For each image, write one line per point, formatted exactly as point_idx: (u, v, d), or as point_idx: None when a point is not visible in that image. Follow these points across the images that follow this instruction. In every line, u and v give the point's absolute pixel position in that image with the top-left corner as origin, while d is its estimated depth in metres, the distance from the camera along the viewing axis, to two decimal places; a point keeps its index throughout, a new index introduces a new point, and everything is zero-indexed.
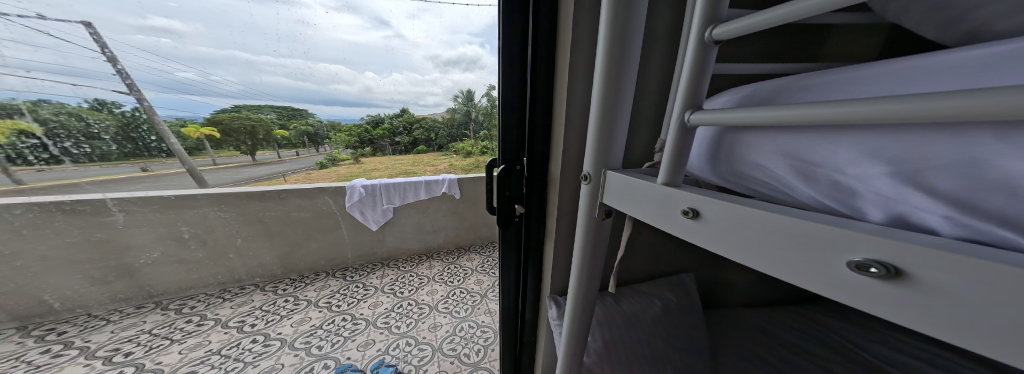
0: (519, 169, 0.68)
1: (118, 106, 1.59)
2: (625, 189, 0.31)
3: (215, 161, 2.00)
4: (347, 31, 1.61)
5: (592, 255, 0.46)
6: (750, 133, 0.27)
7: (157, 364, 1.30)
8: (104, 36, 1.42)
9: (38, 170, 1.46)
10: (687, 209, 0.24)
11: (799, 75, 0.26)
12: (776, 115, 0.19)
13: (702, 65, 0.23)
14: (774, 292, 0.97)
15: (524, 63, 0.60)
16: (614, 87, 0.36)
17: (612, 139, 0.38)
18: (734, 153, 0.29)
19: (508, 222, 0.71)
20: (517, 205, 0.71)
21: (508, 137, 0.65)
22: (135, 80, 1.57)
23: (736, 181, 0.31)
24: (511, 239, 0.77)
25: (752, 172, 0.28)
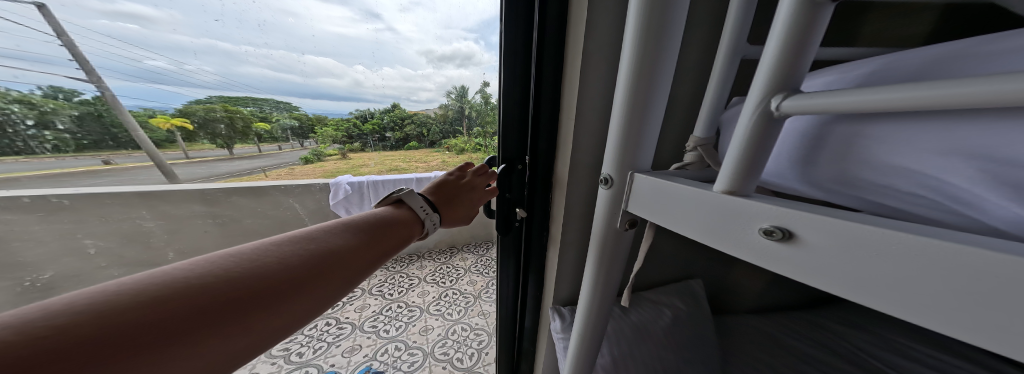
0: (521, 168, 0.61)
1: (77, 95, 1.21)
2: (671, 198, 0.26)
3: (188, 154, 1.65)
4: (335, 23, 1.06)
5: (608, 266, 0.41)
6: (875, 125, 0.20)
7: None
8: (58, 16, 1.04)
9: None
10: (768, 227, 0.18)
11: (953, 47, 0.19)
12: (956, 95, 0.12)
13: (813, 31, 0.15)
14: (782, 295, 0.95)
15: (528, 51, 0.53)
16: (649, 72, 0.29)
17: (642, 137, 0.31)
18: (844, 154, 0.22)
19: (509, 226, 0.65)
20: (517, 208, 0.64)
21: (508, 135, 0.59)
22: (96, 67, 1.23)
23: (842, 189, 0.24)
24: (511, 245, 0.70)
25: (880, 179, 0.21)
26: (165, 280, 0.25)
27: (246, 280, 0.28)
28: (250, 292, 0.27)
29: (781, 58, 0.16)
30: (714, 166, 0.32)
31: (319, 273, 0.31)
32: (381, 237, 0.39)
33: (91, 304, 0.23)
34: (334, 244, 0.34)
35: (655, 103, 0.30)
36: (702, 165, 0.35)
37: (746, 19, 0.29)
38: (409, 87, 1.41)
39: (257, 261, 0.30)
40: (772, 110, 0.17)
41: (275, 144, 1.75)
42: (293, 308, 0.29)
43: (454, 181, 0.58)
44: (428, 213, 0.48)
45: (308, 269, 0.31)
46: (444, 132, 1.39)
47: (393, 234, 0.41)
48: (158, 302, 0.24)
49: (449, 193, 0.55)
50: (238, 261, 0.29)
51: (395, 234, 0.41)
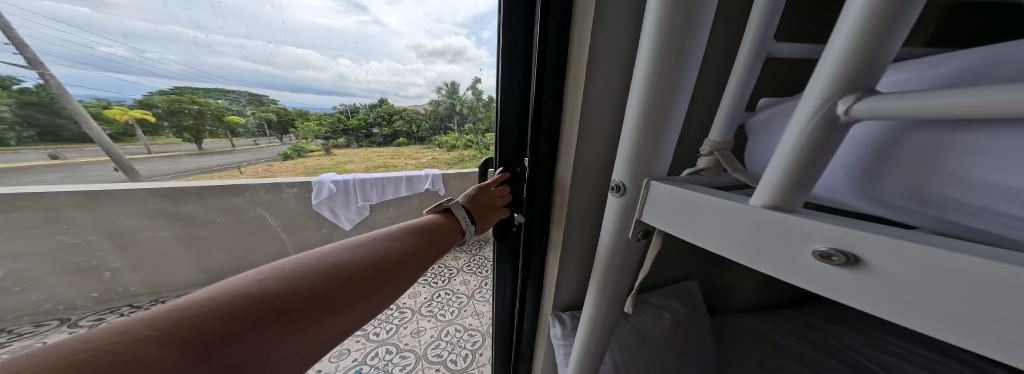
0: (519, 171, 0.61)
1: (15, 82, 1.06)
2: (700, 210, 0.25)
3: (150, 149, 1.50)
4: (317, 14, 1.01)
5: (616, 277, 0.39)
6: (953, 134, 0.18)
7: None
8: None
9: None
10: (825, 250, 0.16)
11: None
12: None
13: (904, 13, 0.12)
14: (772, 294, 0.96)
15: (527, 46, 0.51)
16: (673, 69, 0.25)
17: (660, 140, 0.29)
18: (915, 167, 0.19)
19: (505, 229, 0.65)
20: (517, 213, 0.63)
21: (507, 135, 0.57)
22: (36, 52, 1.07)
23: (910, 210, 0.21)
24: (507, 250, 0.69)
25: (959, 200, 0.18)
26: (315, 264, 0.34)
27: (366, 260, 0.36)
28: (364, 271, 0.35)
29: (854, 51, 0.13)
30: (730, 172, 0.29)
31: (406, 262, 0.39)
32: (442, 234, 0.48)
33: (275, 281, 0.30)
34: (410, 239, 0.43)
35: (676, 102, 0.27)
36: (717, 170, 0.32)
37: (776, 11, 0.26)
38: (397, 82, 1.34)
39: (361, 251, 0.37)
40: (838, 114, 0.14)
41: (252, 139, 1.62)
42: (395, 285, 0.37)
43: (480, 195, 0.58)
44: (468, 224, 0.53)
45: (399, 255, 0.39)
46: (433, 128, 1.31)
47: (447, 232, 0.49)
48: (318, 275, 0.32)
49: (478, 208, 0.56)
50: (353, 250, 0.37)
51: (450, 231, 0.50)
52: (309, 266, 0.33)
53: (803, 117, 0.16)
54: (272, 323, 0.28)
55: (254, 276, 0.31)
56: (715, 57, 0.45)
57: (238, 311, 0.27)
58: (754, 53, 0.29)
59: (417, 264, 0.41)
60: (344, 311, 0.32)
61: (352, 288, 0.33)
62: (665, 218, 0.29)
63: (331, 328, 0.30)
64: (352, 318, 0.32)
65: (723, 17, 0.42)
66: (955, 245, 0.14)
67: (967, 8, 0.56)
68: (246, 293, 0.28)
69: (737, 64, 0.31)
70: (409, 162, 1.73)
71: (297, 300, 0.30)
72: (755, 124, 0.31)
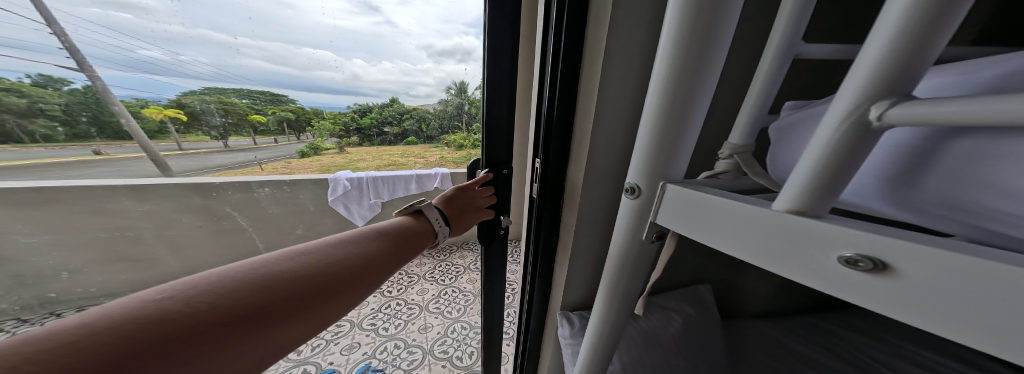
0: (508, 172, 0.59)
1: (66, 83, 1.24)
2: (717, 212, 0.25)
3: (181, 146, 1.59)
4: (330, 15, 1.02)
5: (628, 278, 0.39)
6: (995, 140, 0.17)
7: None
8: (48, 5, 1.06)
9: None
10: (851, 256, 0.16)
11: None
12: None
13: (947, 20, 0.12)
14: (789, 301, 0.93)
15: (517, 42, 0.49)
16: (694, 73, 0.25)
17: (678, 143, 0.29)
18: (952, 174, 0.19)
19: (492, 233, 0.63)
20: (503, 216, 0.63)
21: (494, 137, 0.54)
22: (87, 57, 1.22)
23: (943, 215, 0.20)
24: (495, 252, 0.67)
25: (1001, 211, 0.17)
26: (247, 277, 0.29)
27: (316, 273, 0.32)
28: (309, 288, 0.31)
29: (892, 55, 0.13)
30: (750, 176, 0.29)
31: (363, 275, 0.36)
32: (412, 240, 0.45)
33: (188, 300, 0.26)
34: (371, 245, 0.39)
35: (695, 106, 0.27)
36: (737, 173, 0.31)
37: (805, 11, 0.26)
38: (407, 82, 1.41)
39: (303, 263, 0.33)
40: (870, 120, 0.14)
41: (271, 138, 1.76)
42: (349, 301, 0.34)
43: (458, 195, 0.58)
44: (441, 226, 0.51)
45: (352, 264, 0.35)
46: (442, 127, 1.41)
47: (418, 238, 0.46)
48: (248, 292, 0.28)
49: (455, 208, 0.55)
50: (300, 259, 0.33)
51: (417, 238, 0.46)
52: (240, 281, 0.29)
53: (833, 124, 0.16)
54: (173, 355, 0.23)
55: (156, 294, 0.26)
56: (735, 60, 0.44)
57: (130, 341, 0.23)
58: (780, 55, 0.29)
59: (376, 277, 0.37)
60: (275, 336, 0.28)
61: (291, 307, 0.30)
62: (680, 222, 0.29)
63: (259, 356, 0.27)
64: (286, 342, 0.29)
65: (747, 15, 0.41)
66: (993, 253, 0.14)
67: (1012, 2, 0.53)
68: (143, 316, 0.24)
69: (760, 67, 0.30)
70: (419, 160, 1.76)
71: (214, 324, 0.26)
72: (776, 129, 0.31)
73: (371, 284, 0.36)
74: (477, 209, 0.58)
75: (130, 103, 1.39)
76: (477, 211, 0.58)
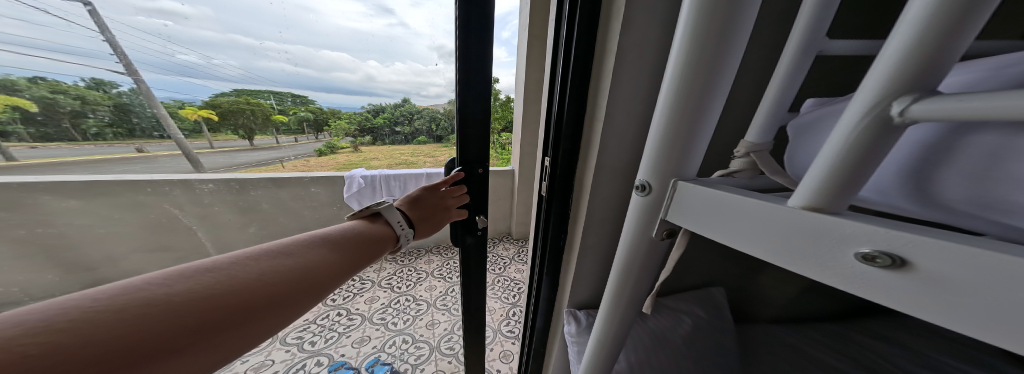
0: (483, 172, 0.56)
1: (115, 87, 1.41)
2: (731, 208, 0.25)
3: (212, 144, 1.75)
4: (347, 18, 1.06)
5: (638, 276, 0.40)
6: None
7: None
8: (103, 14, 1.21)
9: (29, 147, 1.45)
10: (868, 252, 0.16)
11: None
12: None
13: (970, 14, 0.12)
14: (806, 307, 0.90)
15: (486, 33, 0.47)
16: (711, 70, 0.25)
17: (693, 140, 0.29)
18: (984, 171, 0.18)
19: (469, 235, 0.60)
20: (479, 215, 0.60)
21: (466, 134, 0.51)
22: (133, 61, 1.39)
23: (974, 214, 0.19)
24: (474, 254, 0.63)
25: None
26: (145, 299, 0.27)
27: (231, 292, 0.30)
28: (221, 309, 0.29)
29: (915, 48, 0.13)
30: (768, 174, 0.29)
31: (293, 291, 0.34)
32: (362, 249, 0.42)
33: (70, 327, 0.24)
34: (307, 257, 0.36)
35: (710, 104, 0.27)
36: (753, 172, 0.31)
37: (831, 6, 0.25)
38: (419, 83, 1.42)
39: (210, 279, 0.30)
40: (891, 115, 0.14)
41: (292, 136, 1.84)
42: (273, 320, 0.32)
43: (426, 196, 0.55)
44: (403, 229, 0.49)
45: (280, 280, 0.33)
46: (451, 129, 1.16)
47: (369, 246, 0.43)
48: (142, 318, 0.26)
49: (423, 210, 0.54)
50: (213, 276, 0.31)
51: (365, 248, 0.43)
52: (137, 303, 0.27)
53: (853, 119, 0.16)
54: None
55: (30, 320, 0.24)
56: (752, 58, 0.43)
57: None
58: (800, 52, 0.28)
59: (310, 292, 0.35)
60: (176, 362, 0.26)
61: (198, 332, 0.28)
62: (694, 219, 0.29)
63: None
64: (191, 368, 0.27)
65: (764, 13, 0.40)
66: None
67: None
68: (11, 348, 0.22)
69: (779, 64, 0.30)
70: (429, 160, 1.79)
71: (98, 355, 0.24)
72: (794, 126, 0.30)
73: (304, 299, 0.35)
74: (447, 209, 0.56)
75: (169, 103, 1.55)
76: (442, 212, 0.55)
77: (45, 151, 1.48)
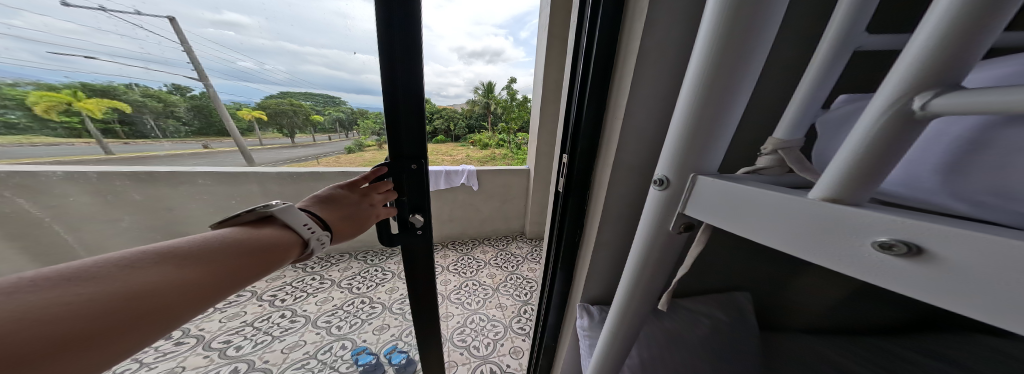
0: (417, 168, 0.51)
1: (189, 91, 1.77)
2: (752, 201, 0.26)
3: (262, 141, 2.17)
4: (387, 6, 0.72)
5: (653, 272, 0.41)
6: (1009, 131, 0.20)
7: (201, 330, 1.58)
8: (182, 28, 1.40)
9: (125, 143, 1.84)
10: (885, 240, 0.16)
11: None
12: None
13: (1001, 8, 0.12)
14: (841, 318, 0.85)
15: (413, 6, 0.40)
16: (737, 69, 0.26)
17: (715, 137, 0.29)
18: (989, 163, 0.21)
19: (410, 235, 0.56)
20: (416, 214, 0.54)
21: (402, 129, 0.47)
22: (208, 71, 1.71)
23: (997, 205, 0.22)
24: (419, 252, 0.59)
25: None
26: None
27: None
28: None
29: (937, 44, 0.14)
30: (796, 172, 0.28)
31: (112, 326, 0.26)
32: (239, 263, 0.34)
33: None
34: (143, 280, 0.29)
35: (732, 102, 0.28)
36: (781, 169, 0.31)
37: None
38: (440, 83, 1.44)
39: None
40: (914, 110, 0.15)
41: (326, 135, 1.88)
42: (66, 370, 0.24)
43: (348, 195, 0.51)
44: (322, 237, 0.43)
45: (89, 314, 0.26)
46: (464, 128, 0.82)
47: (253, 258, 0.36)
48: None
49: (345, 209, 0.49)
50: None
51: (236, 264, 0.34)
52: None
53: (877, 114, 0.16)
54: None
55: None
56: (780, 58, 0.43)
57: None
58: (838, 46, 0.27)
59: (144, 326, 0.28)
60: None
61: None
62: (716, 212, 0.30)
63: None
64: None
65: (793, 12, 0.40)
66: None
67: None
68: None
69: (813, 58, 0.29)
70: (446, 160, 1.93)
71: None
72: (824, 120, 0.30)
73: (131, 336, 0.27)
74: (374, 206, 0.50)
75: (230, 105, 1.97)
76: (365, 212, 0.49)
77: (134, 147, 1.86)
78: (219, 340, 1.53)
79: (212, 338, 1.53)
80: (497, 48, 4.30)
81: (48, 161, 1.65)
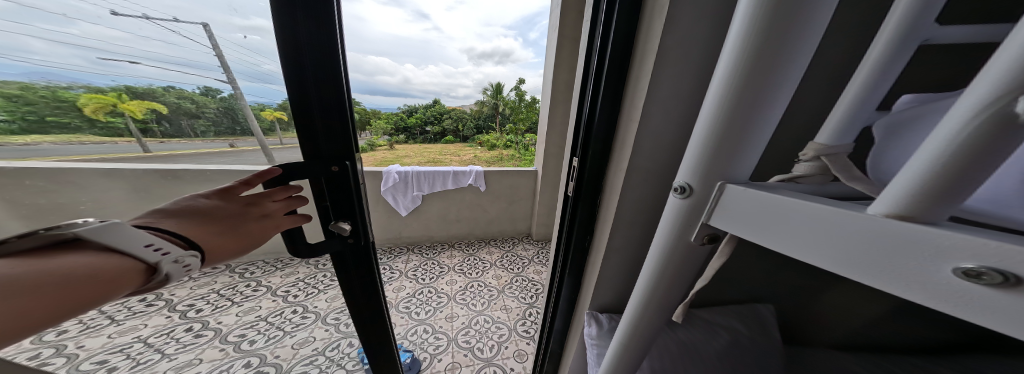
0: (344, 169, 0.47)
1: None
2: (801, 217, 0.23)
3: None
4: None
5: (671, 284, 0.39)
6: None
7: (217, 323, 1.63)
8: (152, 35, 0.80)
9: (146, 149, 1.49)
10: (971, 267, 0.14)
11: None
12: None
13: None
14: (877, 336, 0.78)
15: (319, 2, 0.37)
16: (777, 66, 0.23)
17: (748, 143, 0.27)
18: None
19: (340, 243, 0.53)
20: (343, 222, 0.50)
21: (318, 127, 0.43)
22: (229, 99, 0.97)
23: None
24: (352, 259, 0.56)
25: None
26: None
27: None
28: None
29: None
30: (842, 181, 0.26)
31: None
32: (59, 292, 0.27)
33: None
34: None
35: (770, 104, 0.25)
36: (824, 178, 0.28)
37: None
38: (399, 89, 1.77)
39: None
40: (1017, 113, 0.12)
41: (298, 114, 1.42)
42: None
43: (221, 206, 0.41)
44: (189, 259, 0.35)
45: None
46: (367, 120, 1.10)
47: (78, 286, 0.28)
48: None
49: (220, 222, 0.40)
50: None
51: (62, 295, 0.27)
52: None
53: (967, 115, 0.14)
54: None
55: None
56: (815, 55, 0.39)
57: None
58: (900, 41, 0.24)
59: None
60: None
61: None
62: (747, 224, 0.28)
63: None
64: None
65: None
66: None
67: None
68: None
69: (867, 56, 0.26)
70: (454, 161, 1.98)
71: None
72: (886, 124, 0.27)
73: None
74: (267, 217, 0.43)
75: None
76: (253, 224, 0.42)
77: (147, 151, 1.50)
78: (234, 333, 1.57)
79: (228, 331, 1.58)
80: (508, 48, 4.48)
81: (93, 158, 1.80)
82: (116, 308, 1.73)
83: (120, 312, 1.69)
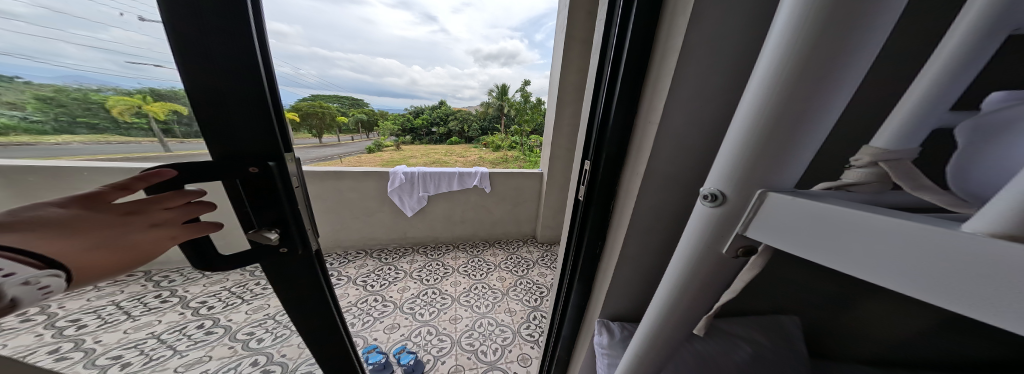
0: (267, 168, 0.41)
1: None
2: (860, 230, 0.21)
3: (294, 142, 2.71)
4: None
5: (695, 297, 0.36)
6: None
7: (228, 321, 1.65)
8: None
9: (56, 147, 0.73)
10: None
11: None
12: None
13: None
14: (913, 352, 0.72)
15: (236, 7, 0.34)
16: (840, 62, 0.20)
17: (798, 149, 0.24)
18: None
19: (268, 254, 0.47)
20: (273, 229, 0.45)
21: (239, 133, 0.39)
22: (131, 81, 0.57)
23: None
24: (287, 269, 0.51)
25: None
26: None
27: None
28: None
29: None
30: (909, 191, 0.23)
31: None
32: None
33: None
34: None
35: (825, 102, 0.22)
36: (882, 187, 0.25)
37: None
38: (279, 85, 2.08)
39: None
40: None
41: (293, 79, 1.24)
42: None
43: (87, 214, 0.34)
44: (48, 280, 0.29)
45: None
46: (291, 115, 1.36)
47: None
48: None
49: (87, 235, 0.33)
50: None
51: None
52: None
53: None
54: None
55: None
56: None
57: None
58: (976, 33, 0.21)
59: None
60: None
61: None
62: (783, 233, 0.26)
63: None
64: None
65: None
66: None
67: None
68: None
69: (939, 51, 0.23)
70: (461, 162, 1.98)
71: None
72: (970, 125, 0.22)
73: None
74: (150, 228, 0.36)
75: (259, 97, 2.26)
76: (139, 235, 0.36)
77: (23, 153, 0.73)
78: (243, 331, 1.58)
79: (237, 329, 1.59)
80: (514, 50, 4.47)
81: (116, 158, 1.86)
82: (132, 303, 1.76)
83: (136, 307, 1.72)
